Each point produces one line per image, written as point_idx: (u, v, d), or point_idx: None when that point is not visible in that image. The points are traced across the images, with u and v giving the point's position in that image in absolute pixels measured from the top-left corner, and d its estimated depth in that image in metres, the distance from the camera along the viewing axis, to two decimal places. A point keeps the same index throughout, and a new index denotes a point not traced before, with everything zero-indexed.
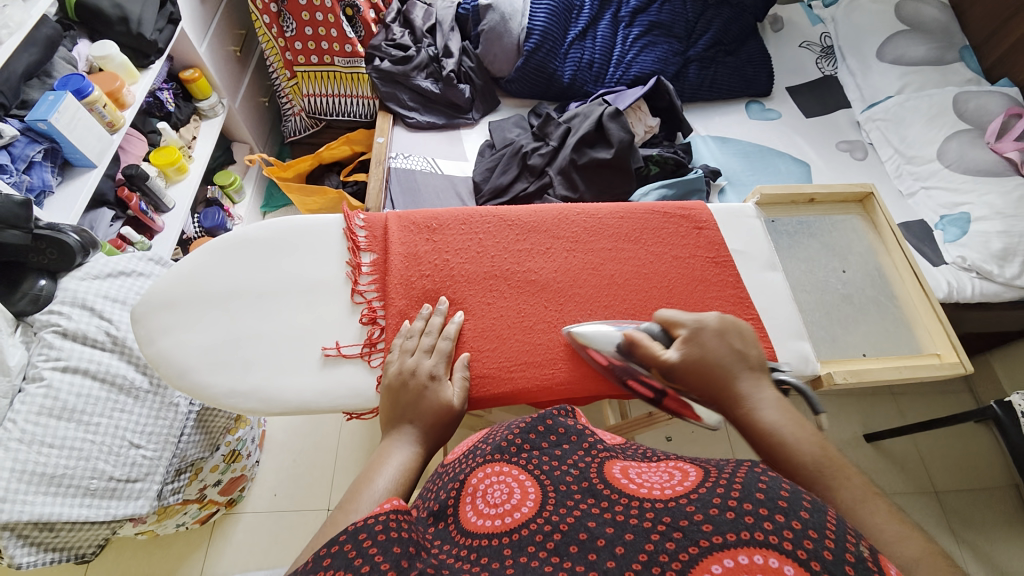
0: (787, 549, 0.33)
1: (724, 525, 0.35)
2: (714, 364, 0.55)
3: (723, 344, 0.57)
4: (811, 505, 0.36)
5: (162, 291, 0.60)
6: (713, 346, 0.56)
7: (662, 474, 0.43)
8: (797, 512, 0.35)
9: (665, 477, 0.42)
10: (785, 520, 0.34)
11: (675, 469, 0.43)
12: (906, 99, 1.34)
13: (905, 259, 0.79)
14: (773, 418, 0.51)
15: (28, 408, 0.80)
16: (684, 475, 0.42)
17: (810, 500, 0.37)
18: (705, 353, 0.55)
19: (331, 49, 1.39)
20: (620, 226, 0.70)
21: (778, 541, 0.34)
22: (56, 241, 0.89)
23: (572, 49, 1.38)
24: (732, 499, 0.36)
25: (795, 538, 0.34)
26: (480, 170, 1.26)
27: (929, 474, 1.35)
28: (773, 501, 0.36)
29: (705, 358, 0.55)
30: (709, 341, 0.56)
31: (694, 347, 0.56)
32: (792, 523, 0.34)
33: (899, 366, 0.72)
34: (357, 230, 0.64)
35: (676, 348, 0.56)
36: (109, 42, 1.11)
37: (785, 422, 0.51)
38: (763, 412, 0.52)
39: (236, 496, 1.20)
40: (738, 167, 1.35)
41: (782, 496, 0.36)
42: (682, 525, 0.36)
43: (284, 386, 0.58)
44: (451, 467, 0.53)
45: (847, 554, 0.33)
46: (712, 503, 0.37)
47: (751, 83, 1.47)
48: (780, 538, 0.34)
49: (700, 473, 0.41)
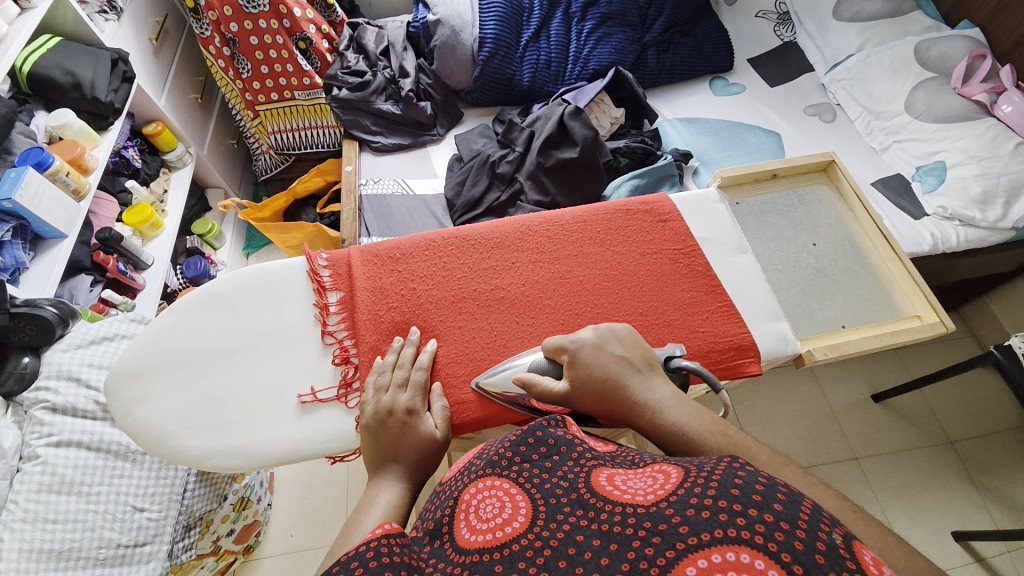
0: (760, 544, 0.33)
1: (700, 524, 0.34)
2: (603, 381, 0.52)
3: (605, 356, 0.54)
4: (786, 496, 0.35)
5: (131, 360, 0.60)
6: (600, 360, 0.54)
7: (646, 479, 0.42)
8: (771, 504, 0.34)
9: (649, 481, 0.41)
10: (757, 515, 0.34)
11: (658, 471, 0.42)
12: (867, 55, 1.34)
13: (874, 223, 0.79)
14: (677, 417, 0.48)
15: (27, 486, 0.80)
16: (666, 477, 0.40)
17: (786, 491, 0.36)
18: (594, 372, 0.53)
19: (289, 84, 1.39)
20: (584, 230, 0.70)
21: (751, 536, 0.33)
22: (33, 316, 0.89)
23: (527, 51, 1.37)
24: (708, 496, 0.35)
25: (769, 531, 0.33)
26: (450, 185, 1.26)
27: (941, 426, 1.34)
28: (748, 496, 0.35)
29: (595, 378, 0.53)
30: (592, 358, 0.54)
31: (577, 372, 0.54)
32: (765, 516, 0.34)
33: (879, 333, 0.72)
34: (320, 270, 0.64)
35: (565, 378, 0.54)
36: (64, 110, 1.11)
37: (688, 417, 0.48)
38: (669, 415, 0.49)
39: (252, 543, 1.20)
40: (709, 145, 1.34)
41: (756, 491, 0.35)
42: (662, 528, 0.35)
43: (263, 439, 0.58)
44: (447, 484, 0.51)
45: (820, 542, 0.33)
46: (689, 503, 0.36)
47: (711, 61, 1.46)
48: (753, 533, 0.33)
49: (680, 472, 0.40)
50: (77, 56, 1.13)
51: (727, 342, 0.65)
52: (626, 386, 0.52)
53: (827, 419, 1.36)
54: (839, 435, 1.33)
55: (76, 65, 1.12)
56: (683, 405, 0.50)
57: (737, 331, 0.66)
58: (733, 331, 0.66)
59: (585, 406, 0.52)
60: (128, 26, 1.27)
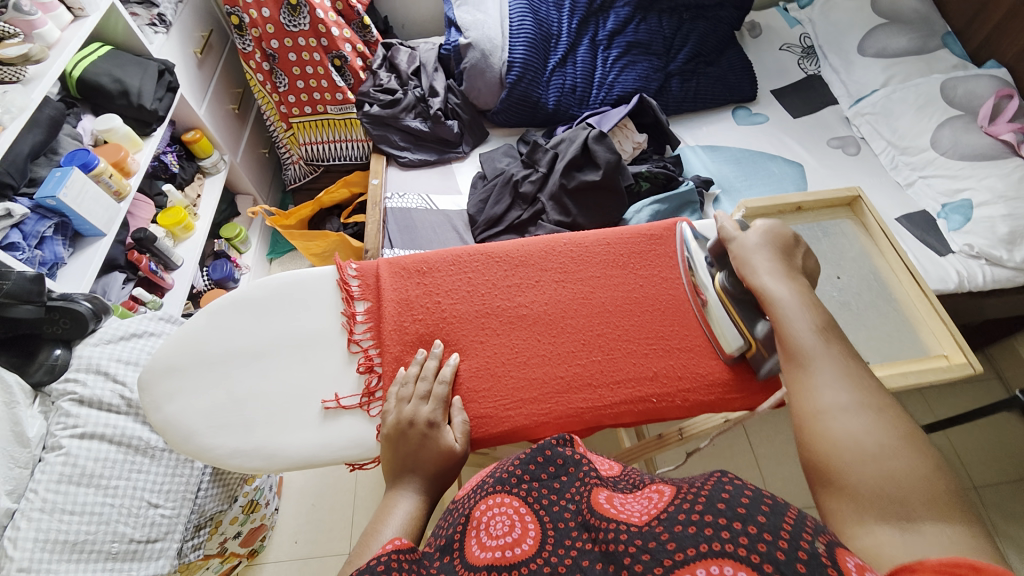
0: (744, 556, 0.33)
1: (686, 539, 0.35)
2: (775, 246, 0.62)
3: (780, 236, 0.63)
4: (771, 507, 0.36)
5: (165, 357, 0.62)
6: (776, 236, 0.63)
7: (642, 500, 0.42)
8: (754, 517, 0.35)
9: (644, 502, 0.42)
10: (741, 527, 0.34)
11: (653, 492, 0.43)
12: (893, 91, 1.34)
13: (900, 259, 0.78)
14: (792, 292, 0.58)
15: (49, 477, 0.82)
16: (659, 495, 0.42)
17: (771, 501, 0.37)
18: (754, 241, 0.63)
19: (323, 98, 1.45)
20: (607, 253, 0.71)
21: (734, 549, 0.34)
22: (68, 310, 0.92)
23: (554, 76, 1.41)
24: (695, 511, 0.37)
25: (751, 543, 0.34)
26: (473, 202, 1.28)
27: (964, 469, 1.30)
28: (732, 509, 0.36)
29: (772, 240, 0.63)
30: (774, 233, 0.63)
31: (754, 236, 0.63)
32: (748, 528, 0.35)
33: (905, 371, 0.72)
34: (349, 280, 0.66)
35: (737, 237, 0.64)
36: (112, 115, 1.17)
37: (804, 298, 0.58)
38: (785, 285, 0.59)
39: (257, 546, 1.20)
40: (731, 173, 1.35)
41: (741, 504, 0.36)
42: (650, 546, 0.36)
43: (286, 442, 0.59)
44: (461, 501, 0.51)
45: (801, 552, 0.33)
46: (677, 519, 0.37)
47: (735, 90, 1.48)
48: (737, 546, 0.34)
49: (672, 490, 0.41)
50: (126, 65, 1.19)
51: (749, 371, 0.65)
52: (768, 257, 0.61)
53: None
54: None
55: (125, 74, 1.18)
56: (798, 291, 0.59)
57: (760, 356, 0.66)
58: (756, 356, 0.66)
59: (738, 257, 0.63)
60: (176, 40, 1.34)
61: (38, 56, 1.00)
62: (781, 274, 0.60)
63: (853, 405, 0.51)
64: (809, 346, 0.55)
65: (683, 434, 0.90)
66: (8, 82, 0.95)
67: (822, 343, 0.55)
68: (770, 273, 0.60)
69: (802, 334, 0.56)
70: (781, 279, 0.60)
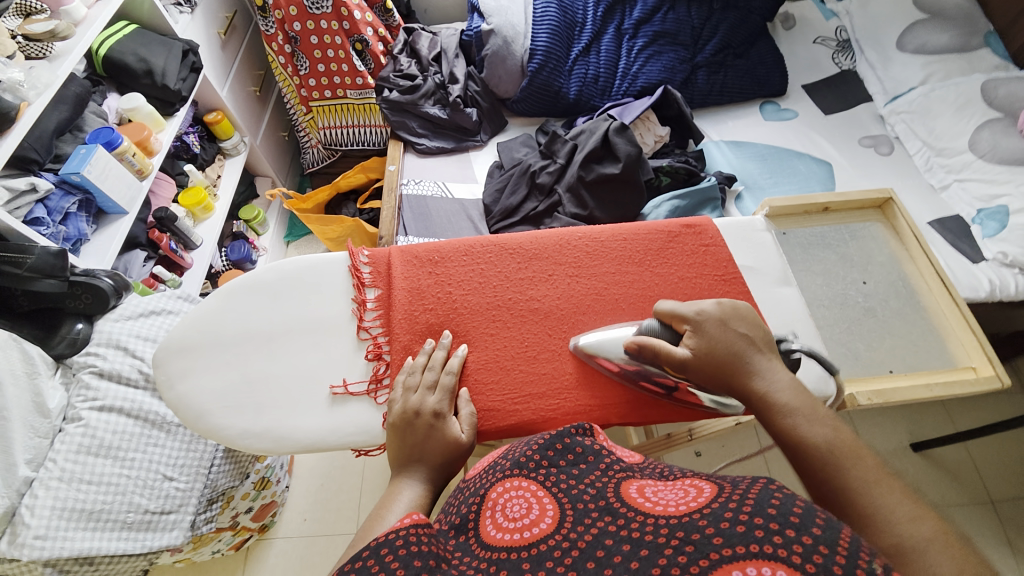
0: (795, 563, 0.32)
1: (734, 537, 0.34)
2: (726, 353, 0.54)
3: (729, 331, 0.55)
4: (825, 521, 0.34)
5: (179, 336, 0.62)
6: (725, 334, 0.55)
7: (677, 491, 0.42)
8: (809, 527, 0.33)
9: (679, 493, 0.41)
10: (795, 536, 0.33)
11: (690, 485, 0.42)
12: (932, 89, 1.28)
13: (931, 265, 0.75)
14: (789, 400, 0.51)
15: (67, 446, 0.84)
16: (698, 491, 0.41)
17: (825, 517, 0.35)
18: (718, 339, 0.54)
19: (343, 83, 1.45)
20: (623, 248, 0.69)
21: (787, 554, 0.33)
22: (90, 285, 0.94)
23: (576, 64, 1.38)
24: (744, 513, 0.35)
25: (804, 553, 0.32)
26: (489, 192, 1.27)
27: (983, 484, 1.26)
28: (785, 516, 0.34)
29: (718, 350, 0.54)
30: (717, 331, 0.55)
31: (713, 329, 0.55)
32: (803, 538, 0.33)
33: (929, 383, 0.68)
34: (361, 267, 0.65)
35: (688, 343, 0.55)
36: (136, 94, 1.18)
37: (800, 402, 0.51)
38: (780, 393, 0.52)
39: (267, 522, 1.23)
40: (756, 170, 1.31)
41: (795, 512, 0.34)
42: (694, 539, 0.35)
43: (293, 426, 0.59)
44: (472, 482, 0.53)
45: (860, 569, 0.32)
46: (723, 517, 0.36)
47: (764, 84, 1.43)
48: (789, 552, 0.33)
49: (714, 488, 0.40)
50: (151, 44, 1.20)
51: None
52: (749, 355, 0.54)
53: None
54: None
55: (149, 54, 1.19)
56: (797, 394, 0.52)
57: None
58: None
59: (703, 372, 0.54)
60: (201, 20, 1.35)
61: (65, 33, 1.01)
62: (775, 376, 0.53)
63: (920, 541, 0.40)
64: (831, 471, 0.46)
65: (692, 436, 0.88)
66: (34, 58, 0.97)
67: (845, 461, 0.46)
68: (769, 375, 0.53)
69: (810, 448, 0.48)
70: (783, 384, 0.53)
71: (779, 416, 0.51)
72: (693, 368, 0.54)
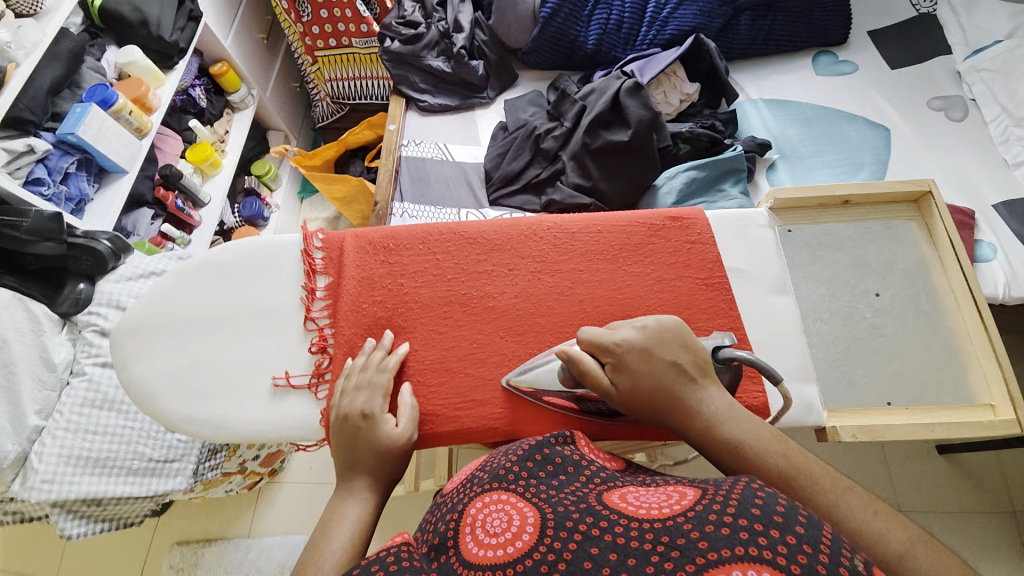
0: (782, 565, 0.30)
1: (720, 540, 0.31)
2: (658, 387, 0.49)
3: (653, 363, 0.50)
4: (807, 519, 0.33)
5: (135, 316, 0.62)
6: (649, 366, 0.50)
7: (659, 495, 0.39)
8: (793, 525, 0.31)
9: (662, 497, 0.38)
10: (780, 536, 0.31)
11: (674, 490, 0.39)
12: (1019, 45, 1.08)
13: (965, 279, 0.64)
14: (734, 430, 0.47)
15: (73, 399, 0.91)
16: (682, 495, 0.37)
17: (806, 515, 0.34)
18: (641, 372, 0.49)
19: (347, 31, 1.36)
20: (596, 242, 0.63)
21: (771, 555, 0.30)
22: (90, 248, 0.98)
23: (597, 9, 1.22)
24: (728, 513, 0.33)
25: (791, 553, 0.30)
26: (491, 155, 1.18)
27: (1010, 494, 1.15)
28: (769, 516, 0.32)
29: (643, 386, 0.49)
30: (638, 363, 0.50)
31: (633, 360, 0.50)
32: (788, 538, 0.31)
33: (931, 421, 0.59)
34: (313, 251, 0.62)
35: (615, 369, 0.50)
36: (133, 47, 1.15)
37: (747, 433, 0.47)
38: (723, 421, 0.48)
39: (278, 467, 1.28)
40: (795, 136, 1.15)
41: (778, 512, 0.32)
42: (680, 543, 0.32)
43: (236, 416, 0.58)
44: (449, 496, 0.48)
45: (843, 567, 0.30)
46: (708, 518, 0.33)
47: (819, 32, 1.23)
48: (773, 553, 0.30)
49: (696, 491, 0.37)
50: None
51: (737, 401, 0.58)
52: (680, 387, 0.49)
53: (876, 463, 1.20)
54: (885, 482, 1.18)
55: (144, 3, 1.15)
56: (742, 420, 0.48)
57: (750, 391, 0.59)
58: (745, 388, 0.59)
59: (635, 405, 0.49)
60: None
61: None
62: (721, 405, 0.49)
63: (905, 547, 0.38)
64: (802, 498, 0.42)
65: None
66: (23, 15, 0.93)
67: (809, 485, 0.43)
68: (712, 403, 0.49)
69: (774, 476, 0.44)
70: (726, 412, 0.49)
71: (729, 449, 0.47)
72: (625, 402, 0.50)
